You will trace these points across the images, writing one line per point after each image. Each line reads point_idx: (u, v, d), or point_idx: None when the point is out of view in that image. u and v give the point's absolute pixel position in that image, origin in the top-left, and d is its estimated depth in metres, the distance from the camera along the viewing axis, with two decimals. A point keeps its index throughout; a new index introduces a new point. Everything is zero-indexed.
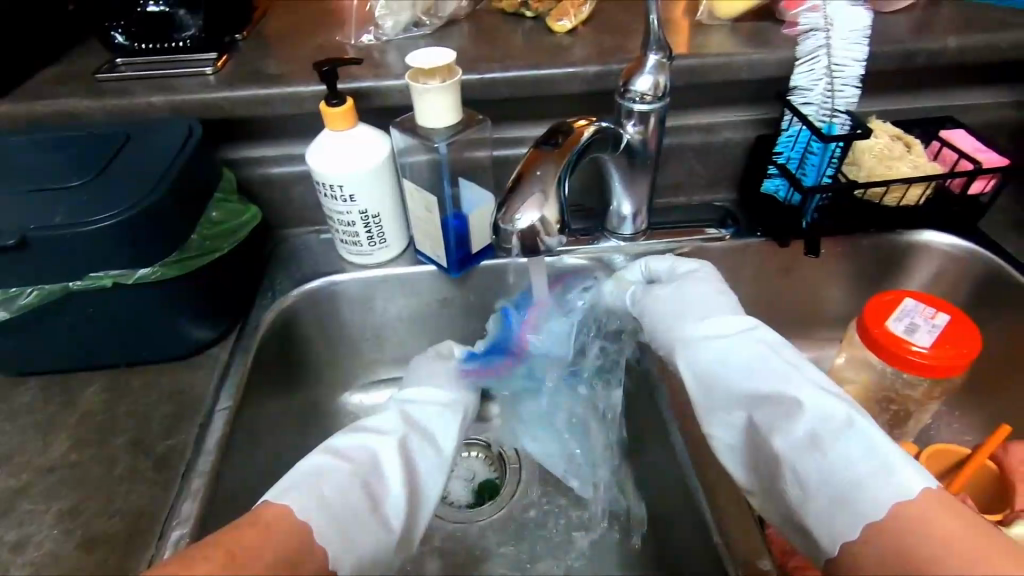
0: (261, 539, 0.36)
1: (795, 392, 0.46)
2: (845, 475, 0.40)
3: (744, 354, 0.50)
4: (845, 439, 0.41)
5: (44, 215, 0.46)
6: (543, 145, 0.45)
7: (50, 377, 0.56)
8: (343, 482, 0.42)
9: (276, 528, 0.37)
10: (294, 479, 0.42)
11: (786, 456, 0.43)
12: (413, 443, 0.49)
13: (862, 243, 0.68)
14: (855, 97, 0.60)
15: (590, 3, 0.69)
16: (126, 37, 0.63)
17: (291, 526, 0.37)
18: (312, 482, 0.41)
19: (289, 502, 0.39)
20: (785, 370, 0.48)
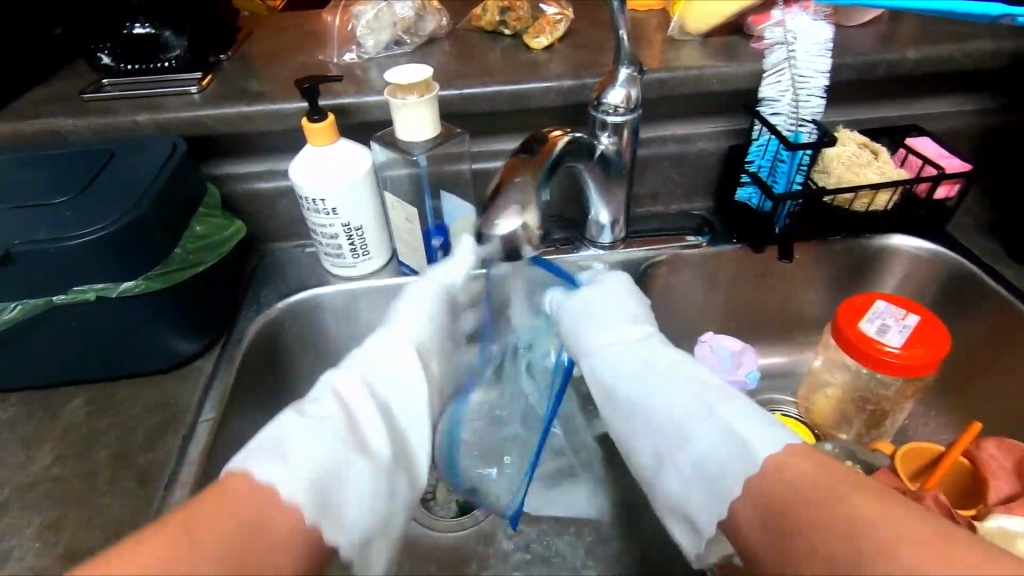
0: (223, 514, 0.31)
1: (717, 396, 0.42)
2: (715, 458, 0.39)
3: (619, 351, 0.48)
4: (717, 420, 0.40)
5: (29, 231, 0.47)
6: (519, 154, 0.49)
7: (33, 393, 0.56)
8: (314, 436, 0.37)
9: (221, 505, 0.32)
10: (263, 438, 0.36)
11: (670, 438, 0.42)
12: (401, 391, 0.43)
13: (835, 247, 0.70)
14: (820, 106, 0.62)
15: (565, 21, 0.71)
16: (112, 58, 0.65)
17: (261, 495, 0.33)
18: (275, 447, 0.36)
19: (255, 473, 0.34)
20: (663, 362, 0.46)
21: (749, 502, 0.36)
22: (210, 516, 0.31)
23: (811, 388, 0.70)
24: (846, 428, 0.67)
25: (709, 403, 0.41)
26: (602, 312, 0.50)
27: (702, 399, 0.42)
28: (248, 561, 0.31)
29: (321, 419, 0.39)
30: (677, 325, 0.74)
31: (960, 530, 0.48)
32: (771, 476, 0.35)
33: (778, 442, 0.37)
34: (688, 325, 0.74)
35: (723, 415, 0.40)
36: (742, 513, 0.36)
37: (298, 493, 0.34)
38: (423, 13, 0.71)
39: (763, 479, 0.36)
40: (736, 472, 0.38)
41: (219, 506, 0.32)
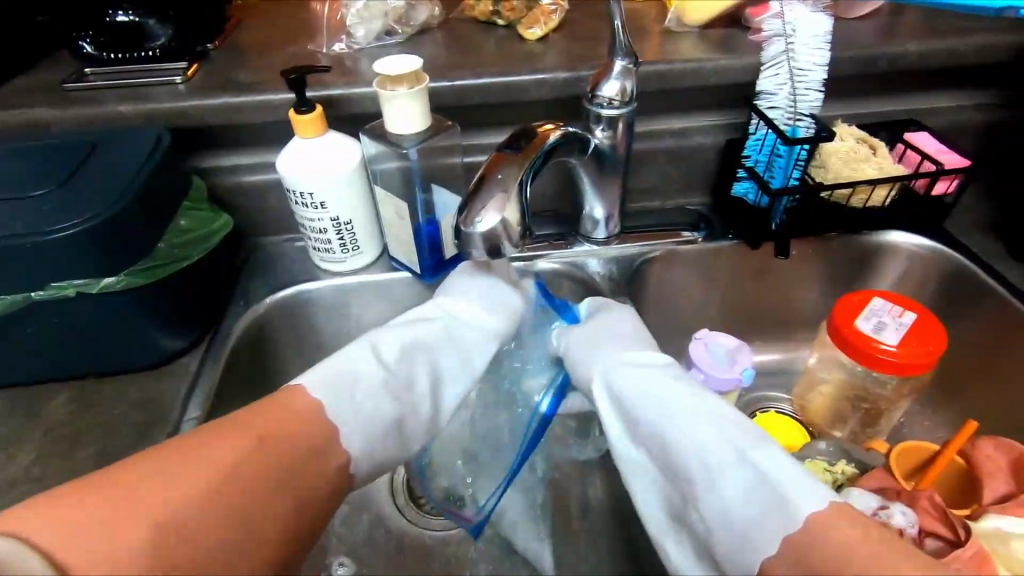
0: (292, 429, 0.41)
1: (727, 439, 0.42)
2: (746, 509, 0.40)
3: (645, 385, 0.47)
4: (748, 470, 0.41)
5: (6, 224, 0.46)
6: (505, 149, 0.45)
7: (14, 390, 0.55)
8: (367, 391, 0.47)
9: (292, 413, 0.42)
10: (322, 378, 0.46)
11: (696, 480, 0.42)
12: (434, 344, 0.53)
13: (832, 244, 0.69)
14: (818, 101, 0.61)
15: (560, 11, 0.70)
16: (95, 47, 0.63)
17: (312, 403, 0.44)
18: (343, 385, 0.46)
19: (314, 394, 0.44)
20: (690, 398, 0.45)
21: (783, 556, 0.37)
22: (285, 426, 0.41)
23: (806, 386, 0.69)
24: (841, 426, 0.67)
25: (743, 448, 0.41)
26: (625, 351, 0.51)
27: (736, 446, 0.42)
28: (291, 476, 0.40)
29: (379, 364, 0.49)
30: (672, 322, 0.73)
31: (954, 529, 0.48)
32: (809, 531, 0.37)
33: (820, 498, 0.38)
34: (684, 322, 0.73)
35: (742, 468, 0.41)
36: (772, 570, 0.37)
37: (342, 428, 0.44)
38: (415, 3, 0.70)
39: (790, 543, 0.37)
40: (774, 546, 0.37)
41: (289, 422, 0.42)
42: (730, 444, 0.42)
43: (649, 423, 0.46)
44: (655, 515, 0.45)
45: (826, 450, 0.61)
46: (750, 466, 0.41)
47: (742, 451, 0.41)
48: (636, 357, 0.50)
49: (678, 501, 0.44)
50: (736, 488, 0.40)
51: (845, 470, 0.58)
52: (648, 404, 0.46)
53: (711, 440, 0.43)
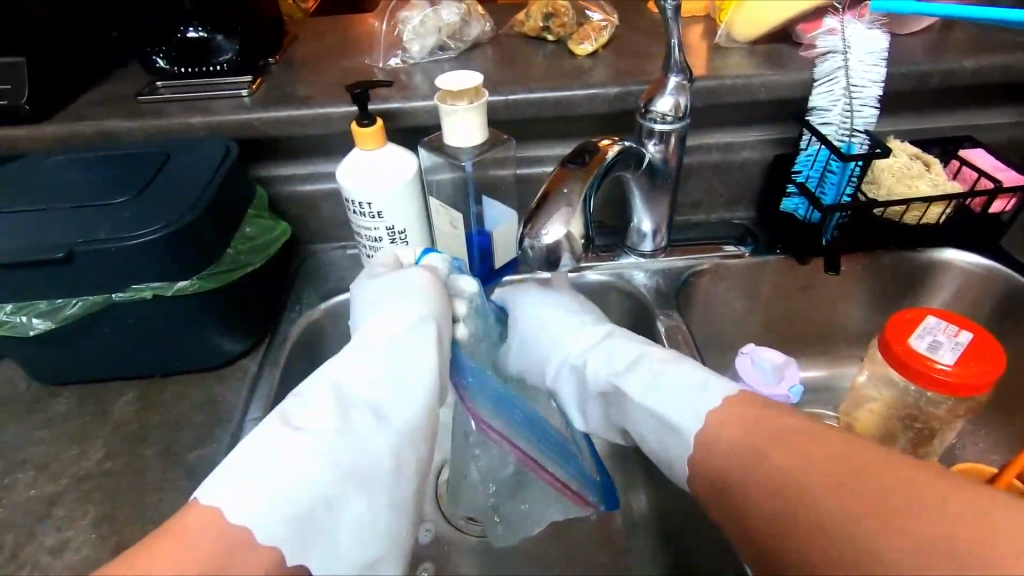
0: (181, 541, 0.34)
1: (624, 353, 0.51)
2: (662, 401, 0.46)
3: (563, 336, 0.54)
4: (640, 368, 0.49)
5: (91, 229, 0.48)
6: (568, 163, 0.47)
7: (86, 388, 0.57)
8: (295, 470, 0.38)
9: (191, 535, 0.34)
10: (225, 475, 0.37)
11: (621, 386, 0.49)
12: (371, 386, 0.44)
13: (882, 260, 0.69)
14: (874, 117, 0.60)
15: (609, 27, 0.71)
16: (166, 61, 0.67)
17: (223, 527, 0.35)
18: (258, 473, 0.37)
19: (213, 499, 0.36)
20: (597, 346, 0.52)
21: (771, 500, 0.38)
22: (171, 551, 0.33)
23: (854, 404, 0.68)
24: (891, 446, 0.66)
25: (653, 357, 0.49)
26: (549, 315, 0.56)
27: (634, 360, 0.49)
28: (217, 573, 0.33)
29: (293, 436, 0.39)
30: (717, 335, 0.73)
31: None
32: (718, 421, 0.42)
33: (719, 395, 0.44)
34: (729, 335, 0.73)
35: (643, 375, 0.48)
36: (693, 473, 0.43)
37: (281, 529, 0.36)
38: (468, 19, 0.72)
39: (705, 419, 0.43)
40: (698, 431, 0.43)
41: (175, 548, 0.34)
42: (627, 361, 0.50)
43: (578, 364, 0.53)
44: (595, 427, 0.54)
45: None
46: (641, 371, 0.48)
47: (637, 362, 0.49)
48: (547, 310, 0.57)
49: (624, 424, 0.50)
50: (648, 393, 0.47)
51: None
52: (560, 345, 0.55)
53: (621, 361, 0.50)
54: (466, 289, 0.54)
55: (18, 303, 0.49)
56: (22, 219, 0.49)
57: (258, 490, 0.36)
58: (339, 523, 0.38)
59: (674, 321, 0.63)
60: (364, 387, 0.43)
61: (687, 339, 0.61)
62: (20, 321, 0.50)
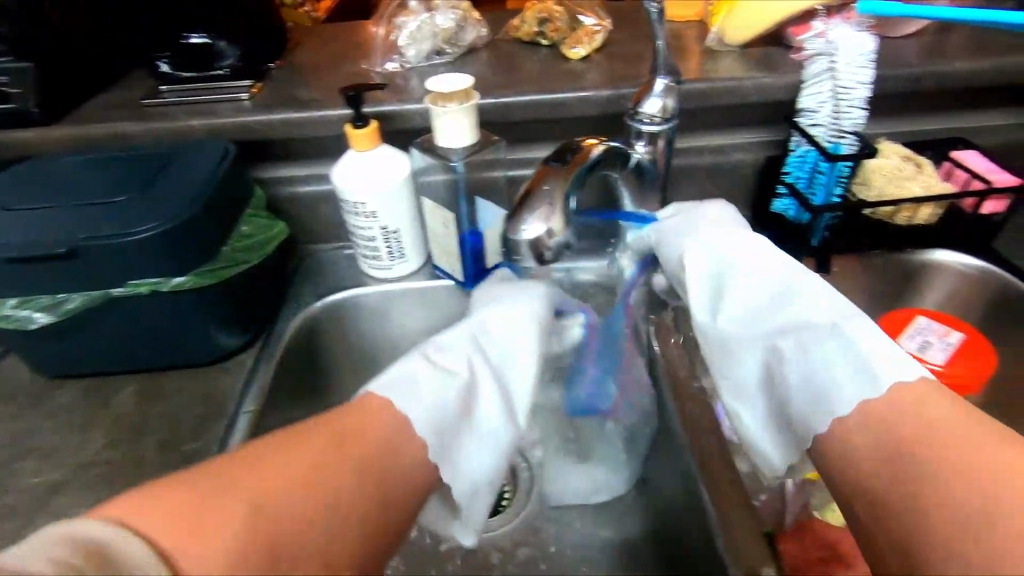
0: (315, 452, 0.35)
1: (815, 322, 0.46)
2: (844, 368, 0.42)
3: (758, 278, 0.50)
4: (817, 343, 0.45)
5: (92, 226, 0.50)
6: (551, 161, 0.47)
7: (88, 380, 0.59)
8: (420, 399, 0.42)
9: (355, 423, 0.39)
10: (387, 386, 0.42)
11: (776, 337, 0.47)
12: (494, 355, 0.49)
13: (874, 262, 0.69)
14: (862, 118, 0.61)
15: (602, 32, 0.72)
16: (171, 66, 0.69)
17: (382, 423, 0.39)
18: (410, 394, 0.42)
19: (386, 397, 0.41)
20: (760, 252, 0.51)
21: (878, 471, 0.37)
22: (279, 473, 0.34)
23: None
24: None
25: (833, 322, 0.45)
26: (734, 236, 0.52)
27: (827, 322, 0.45)
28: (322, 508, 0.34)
29: (440, 374, 0.45)
30: None
31: None
32: (866, 414, 0.40)
33: (913, 372, 0.40)
34: None
35: (833, 350, 0.43)
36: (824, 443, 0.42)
37: (421, 436, 0.41)
38: (464, 24, 0.73)
39: (886, 397, 0.39)
40: (824, 427, 0.42)
41: (287, 469, 0.34)
42: (806, 330, 0.46)
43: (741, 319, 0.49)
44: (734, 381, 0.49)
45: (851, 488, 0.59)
46: (831, 351, 0.43)
47: (826, 335, 0.44)
48: (738, 238, 0.52)
49: (774, 381, 0.47)
50: (823, 372, 0.43)
51: None
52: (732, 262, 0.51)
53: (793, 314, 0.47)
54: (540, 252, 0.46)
55: (21, 296, 0.51)
56: (28, 215, 0.51)
57: (419, 398, 0.42)
58: (461, 441, 0.44)
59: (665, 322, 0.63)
60: (487, 350, 0.49)
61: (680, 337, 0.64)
62: (23, 315, 0.52)
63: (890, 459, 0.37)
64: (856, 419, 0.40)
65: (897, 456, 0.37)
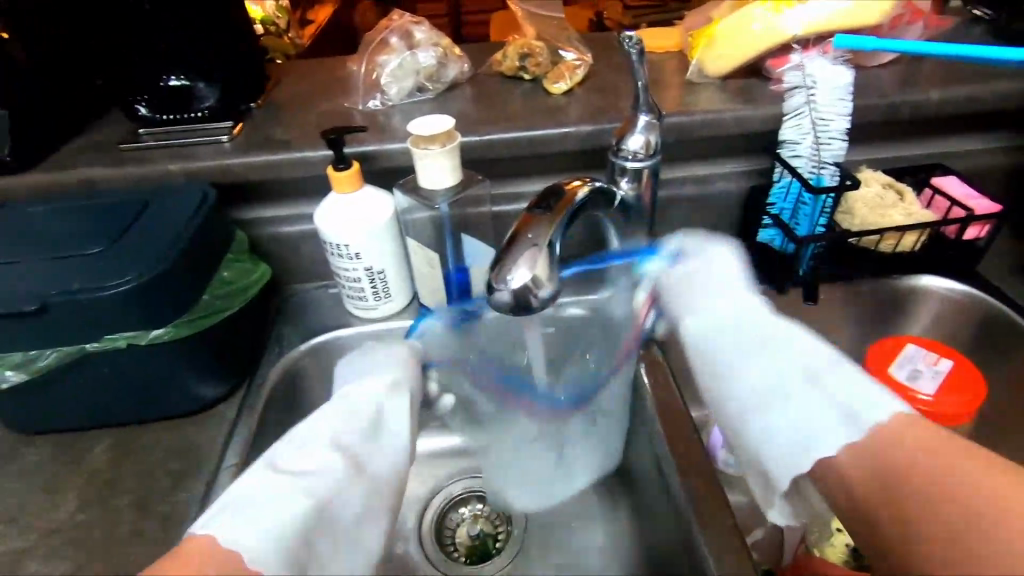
0: (189, 565, 0.34)
1: (804, 363, 0.49)
2: (816, 417, 0.46)
3: (723, 325, 0.55)
4: (818, 386, 0.47)
5: (64, 281, 0.48)
6: (534, 209, 0.47)
7: (63, 436, 0.57)
8: (275, 501, 0.39)
9: (196, 561, 0.35)
10: (215, 516, 0.38)
11: (759, 398, 0.50)
12: (357, 440, 0.47)
13: (859, 289, 0.69)
14: (842, 150, 0.62)
15: (583, 66, 0.73)
16: (148, 109, 0.68)
17: (218, 556, 0.35)
18: (250, 505, 0.39)
19: (215, 534, 0.37)
20: (749, 306, 0.55)
21: (855, 455, 0.42)
22: (184, 569, 0.34)
23: None
24: None
25: (817, 371, 0.48)
26: (727, 296, 0.56)
27: (806, 369, 0.49)
28: None
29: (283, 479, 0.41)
30: None
31: None
32: (850, 453, 0.43)
33: (885, 413, 0.43)
34: None
35: (817, 395, 0.47)
36: (828, 490, 0.44)
37: (264, 562, 0.35)
38: (446, 61, 0.73)
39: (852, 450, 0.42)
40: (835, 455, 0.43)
41: (195, 564, 0.34)
42: (787, 366, 0.50)
43: (733, 354, 0.53)
44: (732, 415, 0.51)
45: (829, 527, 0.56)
46: (823, 403, 0.46)
47: (811, 376, 0.48)
48: (730, 290, 0.56)
49: (741, 412, 0.51)
50: (812, 415, 0.46)
51: None
52: (728, 319, 0.55)
53: (769, 374, 0.50)
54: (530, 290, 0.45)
55: None
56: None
57: (258, 522, 0.37)
58: (339, 521, 0.41)
59: None
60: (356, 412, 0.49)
61: (668, 380, 0.65)
62: None
63: (879, 475, 0.40)
64: (848, 456, 0.43)
65: (899, 488, 0.39)
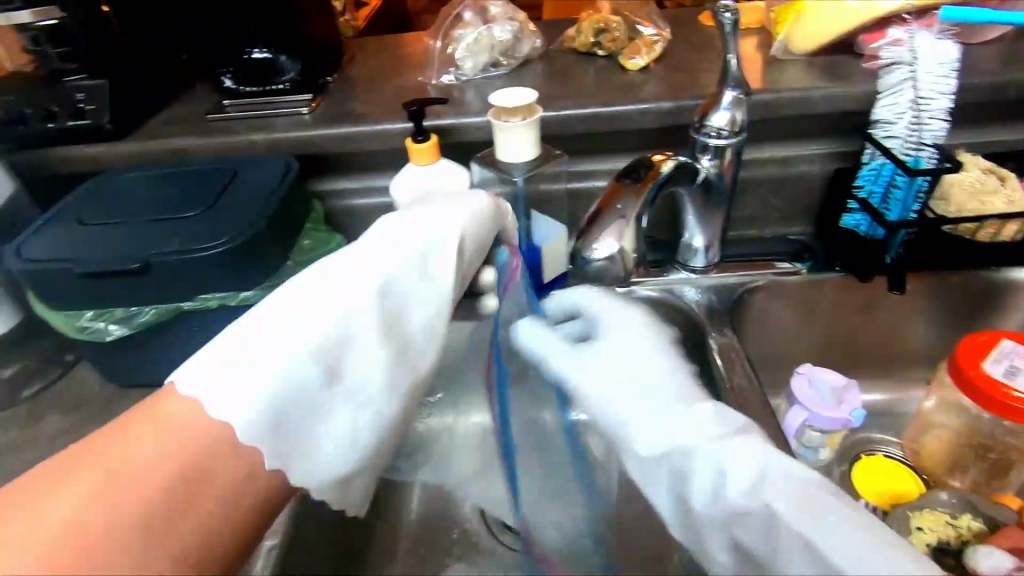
0: (168, 432, 0.33)
1: (725, 445, 0.33)
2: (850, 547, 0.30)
3: (613, 370, 0.37)
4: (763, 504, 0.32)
5: (164, 242, 0.51)
6: (624, 178, 0.46)
7: (155, 391, 0.60)
8: (276, 345, 0.36)
9: (157, 425, 0.33)
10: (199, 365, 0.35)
11: (691, 461, 0.33)
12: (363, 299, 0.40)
13: (950, 280, 0.65)
14: (943, 130, 0.57)
15: (661, 42, 0.71)
16: (233, 81, 0.70)
17: (200, 416, 0.34)
18: (259, 333, 0.37)
19: (190, 387, 0.34)
20: (654, 367, 0.37)
21: None
22: (148, 450, 0.32)
23: (918, 430, 0.65)
24: (961, 476, 0.62)
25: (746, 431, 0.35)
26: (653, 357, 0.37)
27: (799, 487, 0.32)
28: (192, 489, 0.32)
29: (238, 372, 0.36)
30: (769, 355, 0.70)
31: None
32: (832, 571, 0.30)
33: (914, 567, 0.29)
34: (782, 356, 0.71)
35: (807, 504, 0.31)
36: None
37: (253, 435, 0.34)
38: (520, 36, 0.73)
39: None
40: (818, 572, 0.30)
41: (148, 436, 0.33)
42: (718, 446, 0.33)
43: (676, 450, 0.34)
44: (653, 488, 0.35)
45: (948, 502, 0.57)
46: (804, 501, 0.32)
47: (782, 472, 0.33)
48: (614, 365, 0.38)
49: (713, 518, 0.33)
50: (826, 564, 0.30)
51: (970, 524, 0.54)
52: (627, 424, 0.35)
53: (711, 450, 0.33)
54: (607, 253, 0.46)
55: (97, 309, 0.52)
56: (105, 230, 0.52)
57: (248, 373, 0.35)
58: (326, 394, 0.38)
59: (727, 339, 0.62)
60: (352, 327, 0.39)
61: (743, 360, 0.59)
62: (98, 327, 0.53)
63: None
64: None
65: None
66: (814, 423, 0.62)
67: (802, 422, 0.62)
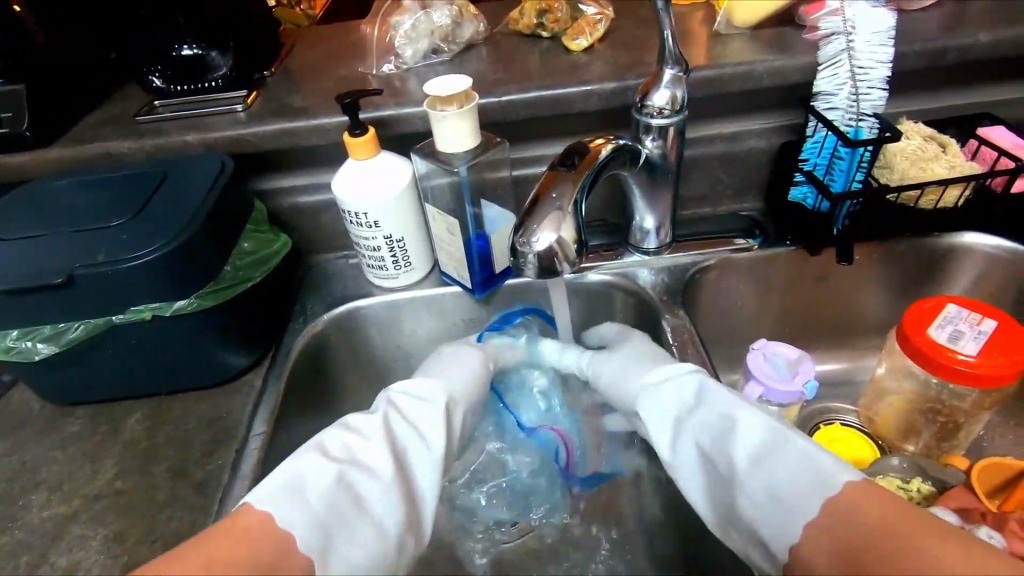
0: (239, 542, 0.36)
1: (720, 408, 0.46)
2: (783, 488, 0.40)
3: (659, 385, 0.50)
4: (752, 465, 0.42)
5: (89, 254, 0.48)
6: (558, 166, 0.47)
7: (98, 407, 0.58)
8: (311, 489, 0.41)
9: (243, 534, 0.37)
10: (278, 488, 0.40)
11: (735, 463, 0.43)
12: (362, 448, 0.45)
13: (898, 248, 0.66)
14: (882, 99, 0.58)
15: (605, 21, 0.69)
16: (163, 80, 0.67)
17: (255, 524, 0.37)
18: (295, 491, 0.40)
19: (263, 508, 0.38)
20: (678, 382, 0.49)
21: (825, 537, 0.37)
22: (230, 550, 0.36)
23: (873, 396, 0.66)
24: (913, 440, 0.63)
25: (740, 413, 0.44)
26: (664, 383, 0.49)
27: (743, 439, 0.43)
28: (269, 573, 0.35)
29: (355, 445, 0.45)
30: (728, 331, 0.71)
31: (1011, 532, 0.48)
32: (812, 532, 0.37)
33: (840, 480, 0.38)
34: (740, 332, 0.71)
35: (800, 479, 0.39)
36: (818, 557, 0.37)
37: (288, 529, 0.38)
38: (461, 20, 0.71)
39: (810, 530, 0.37)
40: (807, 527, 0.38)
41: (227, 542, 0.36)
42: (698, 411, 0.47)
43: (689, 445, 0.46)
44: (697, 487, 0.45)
45: (899, 467, 0.58)
46: (792, 474, 0.40)
47: (795, 466, 0.40)
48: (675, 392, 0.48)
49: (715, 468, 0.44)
50: (796, 478, 0.40)
51: (920, 487, 0.55)
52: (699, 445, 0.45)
53: (707, 431, 0.45)
54: (567, 233, 0.45)
55: (22, 329, 0.50)
56: (24, 245, 0.50)
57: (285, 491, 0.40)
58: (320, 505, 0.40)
59: (679, 321, 0.62)
60: (307, 484, 0.41)
61: (694, 339, 0.60)
62: (26, 346, 0.51)
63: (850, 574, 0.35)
64: (815, 537, 0.37)
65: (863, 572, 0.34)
66: (769, 398, 0.62)
67: (757, 397, 0.62)
